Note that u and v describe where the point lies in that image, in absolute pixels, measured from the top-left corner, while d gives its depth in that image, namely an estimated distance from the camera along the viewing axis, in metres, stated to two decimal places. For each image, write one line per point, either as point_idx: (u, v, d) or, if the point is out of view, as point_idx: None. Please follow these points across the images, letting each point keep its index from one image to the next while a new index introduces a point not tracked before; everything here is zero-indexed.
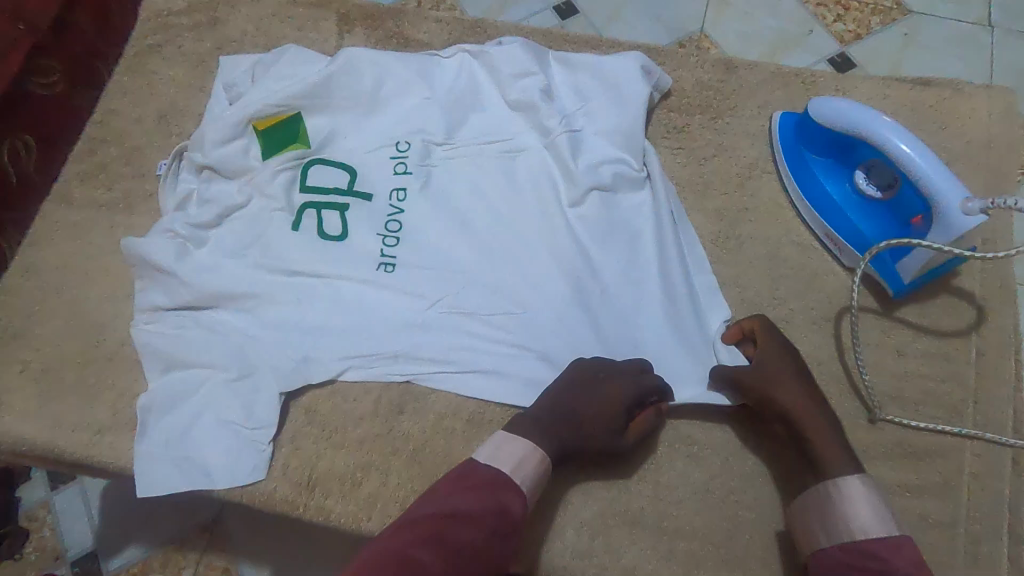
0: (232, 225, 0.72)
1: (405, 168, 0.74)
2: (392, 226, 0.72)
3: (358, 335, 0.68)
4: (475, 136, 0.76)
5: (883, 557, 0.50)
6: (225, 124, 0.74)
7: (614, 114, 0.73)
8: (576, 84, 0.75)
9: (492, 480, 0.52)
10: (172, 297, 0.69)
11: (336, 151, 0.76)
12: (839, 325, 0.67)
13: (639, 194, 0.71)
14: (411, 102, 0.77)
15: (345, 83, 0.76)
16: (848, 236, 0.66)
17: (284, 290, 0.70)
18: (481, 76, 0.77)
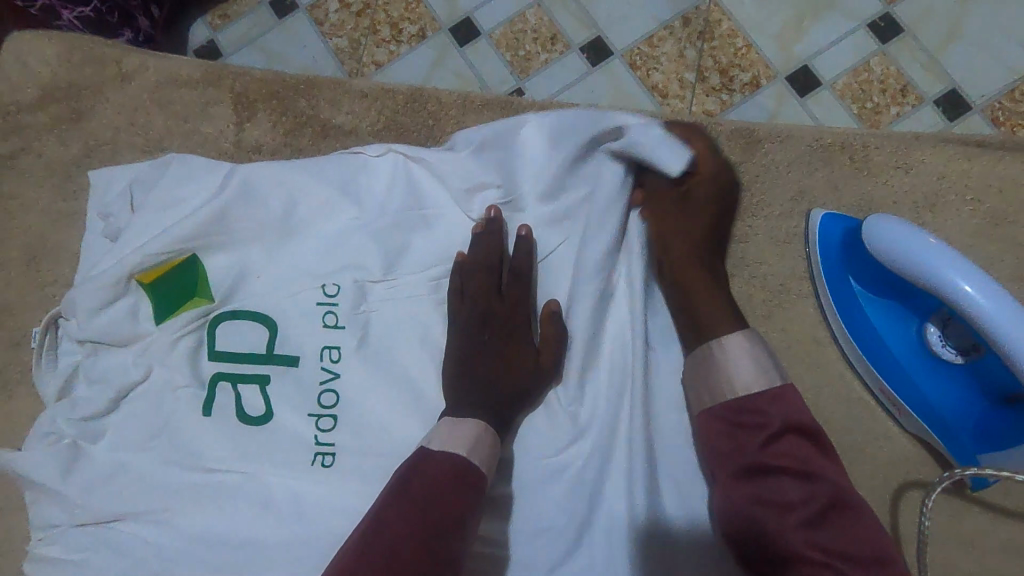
0: (128, 413, 0.58)
1: (336, 320, 0.58)
2: (326, 400, 0.57)
3: (295, 550, 0.55)
4: (423, 268, 0.59)
5: (762, 411, 0.46)
6: (103, 281, 0.58)
7: (591, 231, 0.57)
8: (550, 192, 0.58)
9: (452, 464, 0.47)
10: (70, 515, 0.56)
11: (247, 302, 0.59)
12: (897, 511, 0.52)
13: (634, 342, 0.56)
14: (335, 228, 0.59)
15: (247, 212, 0.59)
16: (912, 404, 0.50)
17: (204, 494, 0.57)
18: (425, 186, 0.60)
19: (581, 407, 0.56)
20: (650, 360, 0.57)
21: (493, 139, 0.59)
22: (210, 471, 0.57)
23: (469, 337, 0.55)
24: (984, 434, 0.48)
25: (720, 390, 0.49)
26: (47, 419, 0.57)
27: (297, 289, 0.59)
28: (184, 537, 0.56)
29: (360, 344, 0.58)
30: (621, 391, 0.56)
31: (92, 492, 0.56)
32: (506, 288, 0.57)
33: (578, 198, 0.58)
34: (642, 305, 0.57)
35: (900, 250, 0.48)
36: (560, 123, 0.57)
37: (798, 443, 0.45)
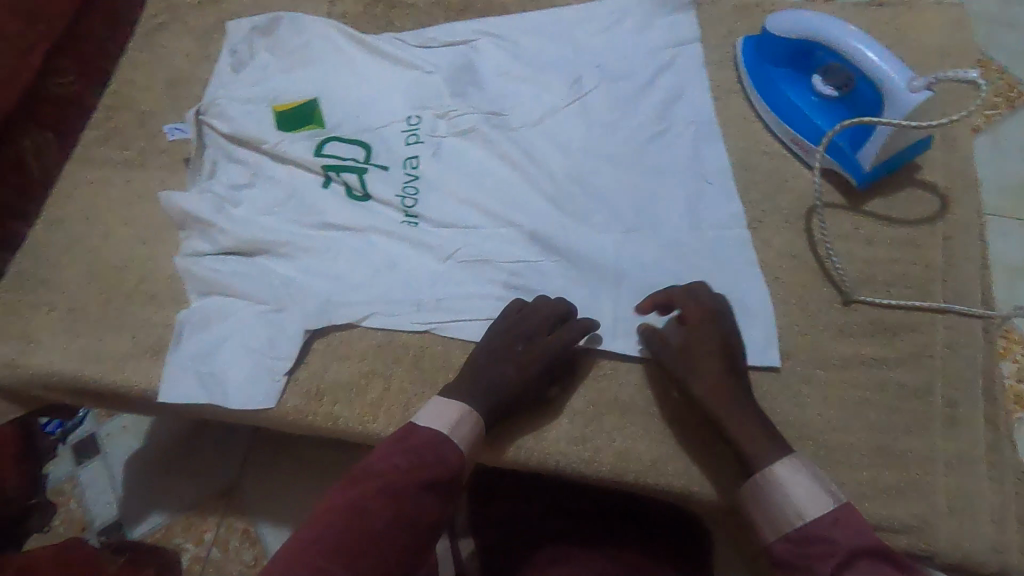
0: (262, 187, 0.76)
1: (417, 139, 0.78)
2: (410, 190, 0.75)
3: (384, 289, 0.70)
4: (460, 82, 0.80)
5: (830, 538, 0.47)
6: (244, 91, 0.81)
7: (584, 55, 0.80)
8: (567, 39, 0.81)
9: (436, 438, 0.55)
10: (215, 244, 0.73)
11: (347, 119, 0.79)
12: (809, 223, 0.70)
13: (625, 125, 0.76)
14: (412, 69, 0.81)
15: (345, 52, 0.82)
16: (810, 135, 0.70)
17: (313, 240, 0.73)
18: (480, 39, 0.82)
19: (589, 174, 0.74)
20: (651, 143, 0.75)
21: (529, 13, 0.83)
22: (326, 229, 0.74)
23: (501, 346, 0.61)
24: (858, 140, 0.66)
25: (778, 515, 0.50)
26: (205, 185, 0.76)
27: (376, 100, 0.80)
28: (304, 269, 0.72)
29: (421, 130, 0.78)
30: (625, 160, 0.74)
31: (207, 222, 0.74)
32: (545, 356, 0.61)
33: (588, 42, 0.81)
34: (629, 98, 0.77)
35: (780, 22, 0.70)
36: (596, 4, 0.82)
37: (880, 570, 0.44)
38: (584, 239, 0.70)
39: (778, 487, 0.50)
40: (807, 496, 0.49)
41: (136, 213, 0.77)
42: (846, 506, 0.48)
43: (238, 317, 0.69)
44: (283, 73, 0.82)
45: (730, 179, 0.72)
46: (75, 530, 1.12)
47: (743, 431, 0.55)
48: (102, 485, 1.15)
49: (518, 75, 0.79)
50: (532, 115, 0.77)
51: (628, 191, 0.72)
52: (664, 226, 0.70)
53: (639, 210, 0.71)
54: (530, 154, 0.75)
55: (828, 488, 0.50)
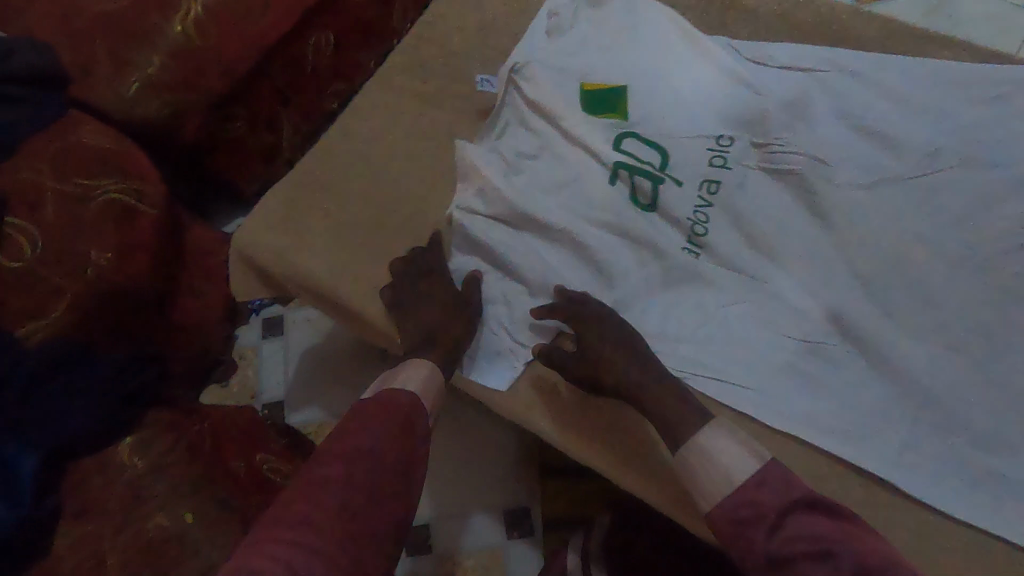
0: (550, 162, 0.73)
1: (724, 162, 0.69)
2: (699, 218, 0.69)
3: (645, 314, 0.67)
4: (789, 111, 0.70)
5: (759, 499, 0.50)
6: (556, 59, 0.77)
7: (955, 122, 0.67)
8: (933, 101, 0.69)
9: (393, 403, 0.59)
10: (487, 206, 0.71)
11: (654, 118, 0.72)
12: None
13: (982, 226, 0.63)
14: (740, 84, 0.73)
15: (674, 47, 0.76)
16: None
17: (584, 234, 0.69)
18: (828, 73, 0.72)
19: (915, 268, 0.63)
20: (1009, 256, 0.62)
21: (895, 58, 0.71)
22: (601, 227, 0.70)
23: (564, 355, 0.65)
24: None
25: (710, 487, 0.53)
26: (496, 146, 0.76)
27: (689, 104, 0.72)
28: (568, 263, 0.70)
29: (730, 154, 0.69)
30: (969, 267, 0.62)
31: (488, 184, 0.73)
32: (642, 380, 0.60)
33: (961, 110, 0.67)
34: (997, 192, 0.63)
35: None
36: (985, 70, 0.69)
37: (815, 522, 0.48)
38: (885, 339, 0.62)
39: (703, 455, 0.54)
40: (728, 454, 0.53)
41: (422, 150, 0.78)
42: (772, 463, 0.52)
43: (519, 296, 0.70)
44: (600, 51, 0.77)
45: None
46: (244, 395, 1.22)
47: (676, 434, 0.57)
48: (275, 364, 1.25)
49: (863, 124, 0.68)
50: (866, 177, 0.67)
51: (959, 302, 0.62)
52: (992, 360, 0.60)
53: (963, 328, 0.61)
54: (850, 222, 0.66)
55: (749, 446, 0.54)
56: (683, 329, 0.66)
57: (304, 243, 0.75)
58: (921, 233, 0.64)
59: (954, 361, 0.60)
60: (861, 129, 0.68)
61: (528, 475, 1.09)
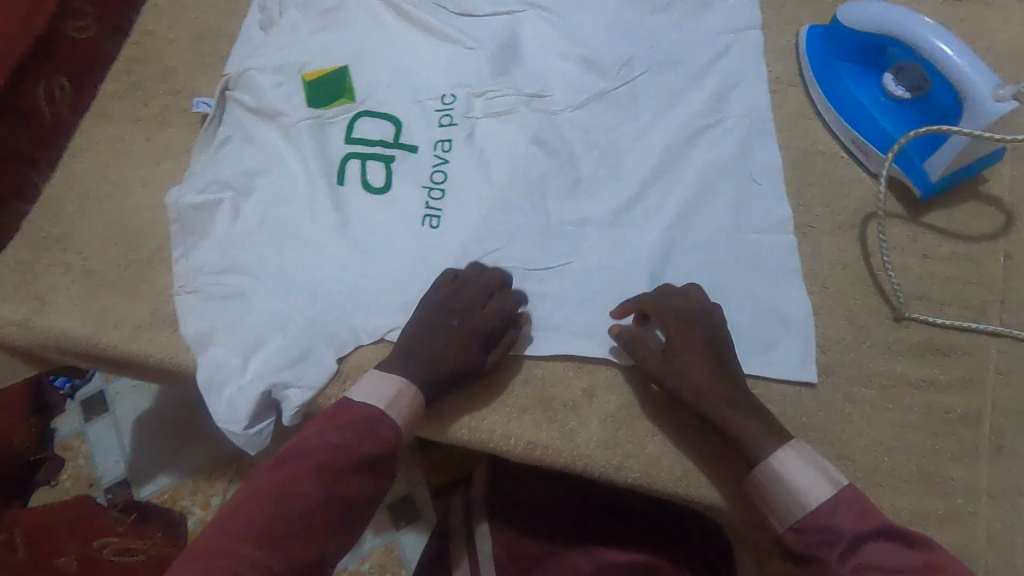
0: (289, 157, 0.73)
1: (451, 120, 0.74)
2: (437, 177, 0.71)
3: (409, 283, 0.68)
4: (498, 57, 0.75)
5: (834, 526, 0.49)
6: (274, 53, 0.76)
7: (634, 39, 0.75)
8: (616, 19, 0.76)
9: (371, 416, 0.56)
10: (237, 220, 0.70)
11: (380, 100, 0.75)
12: (864, 231, 0.66)
13: (674, 120, 0.72)
14: (448, 43, 0.76)
15: (381, 21, 0.77)
16: (875, 140, 0.66)
17: (334, 220, 0.70)
18: (523, 15, 0.77)
19: (628, 171, 0.70)
20: (697, 140, 0.71)
21: None
22: (352, 210, 0.71)
23: (437, 323, 0.61)
24: (918, 148, 0.63)
25: (782, 507, 0.52)
26: (224, 160, 0.73)
27: (410, 72, 0.76)
28: (325, 253, 0.69)
29: (455, 110, 0.74)
30: (669, 157, 0.70)
31: (234, 191, 0.71)
32: (726, 369, 0.57)
33: (639, 24, 0.76)
34: (677, 92, 0.73)
35: (845, 15, 0.66)
36: None
37: (889, 551, 0.48)
38: (620, 237, 0.68)
39: (778, 480, 0.52)
40: (808, 482, 0.51)
41: (160, 175, 0.74)
42: (847, 488, 0.50)
43: (268, 327, 0.66)
44: (313, 36, 0.77)
45: (781, 181, 0.68)
46: (82, 486, 1.11)
47: (727, 418, 0.55)
48: (109, 443, 1.14)
49: (565, 53, 0.75)
50: (574, 101, 0.73)
51: (673, 188, 0.69)
52: (706, 229, 0.67)
53: (684, 210, 0.68)
54: (567, 145, 0.72)
55: (825, 471, 0.52)
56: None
57: (47, 303, 0.69)
58: (626, 140, 0.72)
59: (680, 240, 0.67)
60: (560, 61, 0.75)
61: (404, 465, 1.09)
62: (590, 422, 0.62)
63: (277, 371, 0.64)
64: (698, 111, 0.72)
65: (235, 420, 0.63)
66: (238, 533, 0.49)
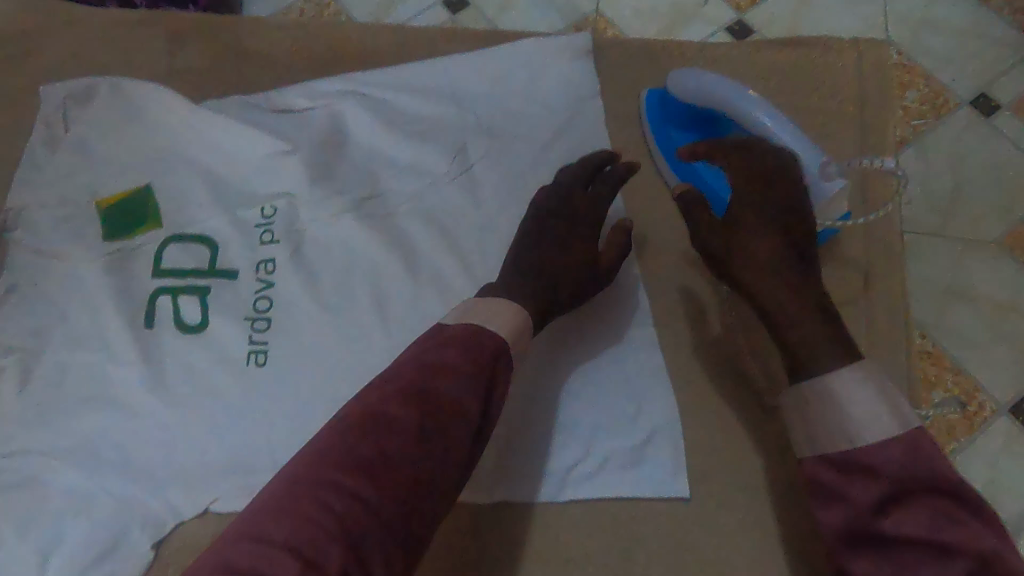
0: (85, 301, 0.63)
1: (272, 236, 0.66)
2: (261, 305, 0.64)
3: (236, 437, 0.60)
4: (318, 159, 0.67)
5: (871, 466, 0.43)
6: (58, 179, 0.66)
7: (468, 122, 0.69)
8: (448, 101, 0.70)
9: (471, 332, 0.47)
10: (26, 386, 0.61)
11: (190, 220, 0.66)
12: (722, 313, 0.63)
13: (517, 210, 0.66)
14: (261, 145, 0.68)
15: (183, 129, 0.68)
16: (723, 215, 0.63)
17: (144, 372, 0.61)
18: (345, 106, 0.70)
19: (472, 274, 0.64)
20: None
21: (402, 69, 0.71)
22: (165, 356, 0.62)
23: (583, 229, 0.57)
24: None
25: (821, 421, 0.46)
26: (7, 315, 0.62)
27: (223, 185, 0.67)
28: (136, 414, 0.60)
29: (276, 225, 0.66)
30: None
31: (22, 352, 0.61)
32: (812, 285, 0.49)
33: (472, 104, 0.70)
34: (518, 178, 0.67)
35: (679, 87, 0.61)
36: (481, 59, 0.71)
37: (938, 517, 0.41)
38: None
39: (825, 403, 0.45)
40: (861, 412, 0.44)
41: None
42: (922, 433, 0.43)
43: (72, 514, 0.57)
44: (106, 155, 0.67)
45: (634, 268, 0.64)
46: None
47: (777, 298, 0.49)
48: None
49: (395, 143, 0.68)
50: (409, 200, 0.67)
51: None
52: (560, 331, 0.61)
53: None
54: (405, 252, 0.65)
55: (887, 396, 0.44)
56: (286, 432, 0.60)
57: None
58: (468, 237, 0.66)
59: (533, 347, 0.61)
60: (390, 156, 0.68)
61: None
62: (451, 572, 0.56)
63: (85, 568, 0.55)
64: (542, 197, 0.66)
65: None
66: (337, 462, 0.39)
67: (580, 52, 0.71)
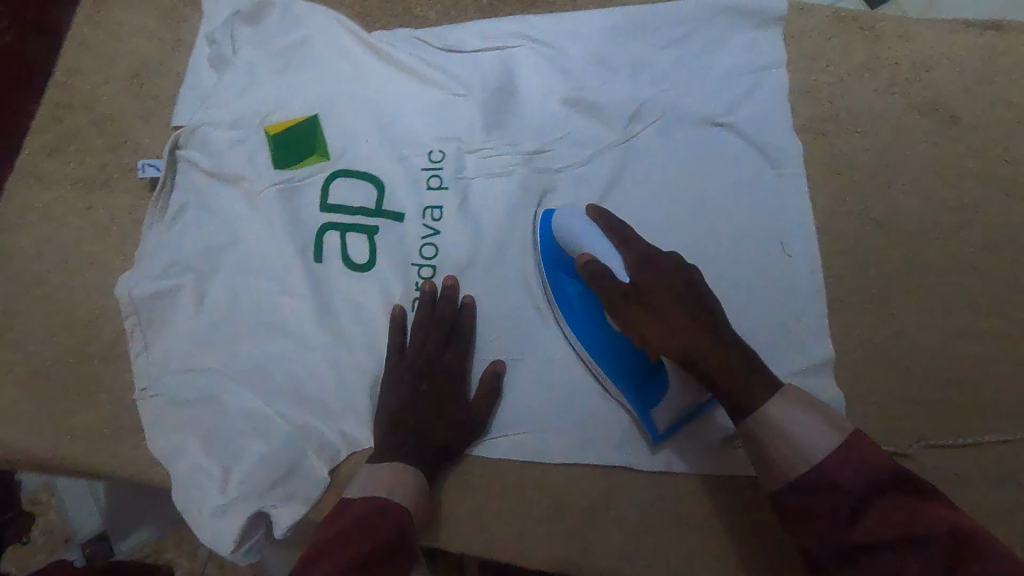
0: (258, 229, 0.64)
1: (440, 182, 0.65)
2: (426, 252, 0.64)
3: None
4: (492, 108, 0.66)
5: (834, 482, 0.44)
6: (229, 102, 0.65)
7: (645, 81, 0.66)
8: (624, 56, 0.67)
9: (374, 506, 0.50)
10: (202, 309, 0.62)
11: (359, 156, 0.66)
12: (897, 308, 0.61)
13: (691, 178, 0.64)
14: (431, 87, 0.66)
15: (352, 61, 0.67)
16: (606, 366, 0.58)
17: (314, 304, 0.62)
18: (516, 51, 0.67)
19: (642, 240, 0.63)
20: (717, 203, 0.63)
21: (579, 16, 0.68)
22: (333, 293, 0.63)
23: (415, 369, 0.58)
24: (654, 392, 0.57)
25: (782, 463, 0.47)
26: (179, 236, 0.63)
27: (392, 124, 0.66)
28: (307, 345, 0.61)
29: (444, 171, 0.65)
30: (688, 225, 0.63)
31: (197, 274, 0.62)
32: (704, 307, 0.52)
33: (650, 62, 0.67)
34: (695, 145, 0.65)
35: (592, 231, 0.57)
36: (664, 13, 0.67)
37: (901, 505, 0.42)
38: None
39: (772, 428, 0.48)
40: (810, 432, 0.46)
41: (105, 251, 0.65)
42: (854, 435, 0.46)
43: (247, 433, 0.59)
44: (275, 81, 0.66)
45: (814, 249, 0.62)
46: (57, 541, 1.05)
47: (651, 321, 0.52)
48: (83, 496, 1.06)
49: (566, 96, 0.66)
50: (577, 159, 0.65)
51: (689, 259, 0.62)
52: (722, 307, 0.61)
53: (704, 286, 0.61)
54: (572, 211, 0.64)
55: (829, 422, 0.47)
56: None
57: None
58: (637, 201, 0.64)
59: None
60: (562, 110, 0.66)
61: None
62: (609, 535, 0.58)
63: (263, 489, 0.58)
64: (719, 169, 0.64)
65: (221, 543, 0.57)
66: None
67: (771, 17, 0.67)
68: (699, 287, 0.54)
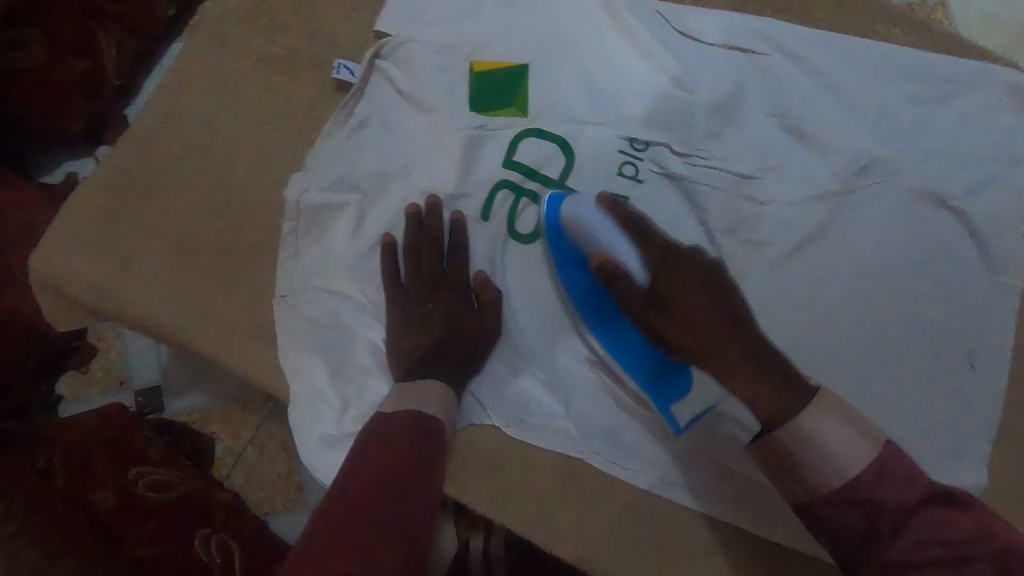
0: (435, 167, 0.60)
1: (633, 173, 0.60)
2: None
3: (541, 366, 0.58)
4: (714, 112, 0.60)
5: (872, 499, 0.40)
6: (442, 24, 0.61)
7: (886, 134, 0.60)
8: (870, 97, 0.60)
9: (409, 420, 0.49)
10: (357, 232, 0.59)
11: (557, 120, 0.60)
12: None
13: (898, 253, 0.59)
14: (656, 70, 0.61)
15: (581, 19, 0.61)
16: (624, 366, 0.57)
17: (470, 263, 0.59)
18: (757, 58, 0.61)
19: (824, 301, 0.59)
20: (915, 288, 0.59)
21: (835, 40, 0.61)
22: (491, 257, 0.59)
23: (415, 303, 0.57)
24: (672, 385, 0.57)
25: (813, 475, 0.42)
26: (354, 151, 0.59)
27: (603, 95, 0.60)
28: None
29: (641, 162, 0.60)
30: (877, 303, 0.59)
31: (363, 195, 0.59)
32: (729, 312, 0.52)
33: (898, 114, 0.60)
34: (916, 219, 0.59)
35: (603, 219, 0.55)
36: (929, 65, 0.60)
37: (942, 520, 0.39)
38: None
39: (809, 443, 0.42)
40: (843, 446, 0.41)
41: (275, 141, 0.61)
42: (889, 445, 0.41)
43: (376, 371, 0.58)
44: (495, 16, 0.61)
45: (1000, 371, 0.58)
46: (113, 381, 1.06)
47: (683, 314, 0.52)
48: (145, 346, 1.07)
49: (794, 125, 0.60)
50: (786, 195, 0.60)
51: (867, 341, 0.58)
52: (887, 398, 0.58)
53: (872, 371, 0.58)
54: (762, 247, 0.59)
55: (857, 421, 0.42)
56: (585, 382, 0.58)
57: (129, 271, 0.59)
58: (833, 259, 0.59)
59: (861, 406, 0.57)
60: (784, 137, 0.60)
61: None
62: None
63: None
64: (931, 254, 0.59)
65: (325, 469, 0.57)
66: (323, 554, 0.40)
67: None
68: (717, 281, 0.54)
